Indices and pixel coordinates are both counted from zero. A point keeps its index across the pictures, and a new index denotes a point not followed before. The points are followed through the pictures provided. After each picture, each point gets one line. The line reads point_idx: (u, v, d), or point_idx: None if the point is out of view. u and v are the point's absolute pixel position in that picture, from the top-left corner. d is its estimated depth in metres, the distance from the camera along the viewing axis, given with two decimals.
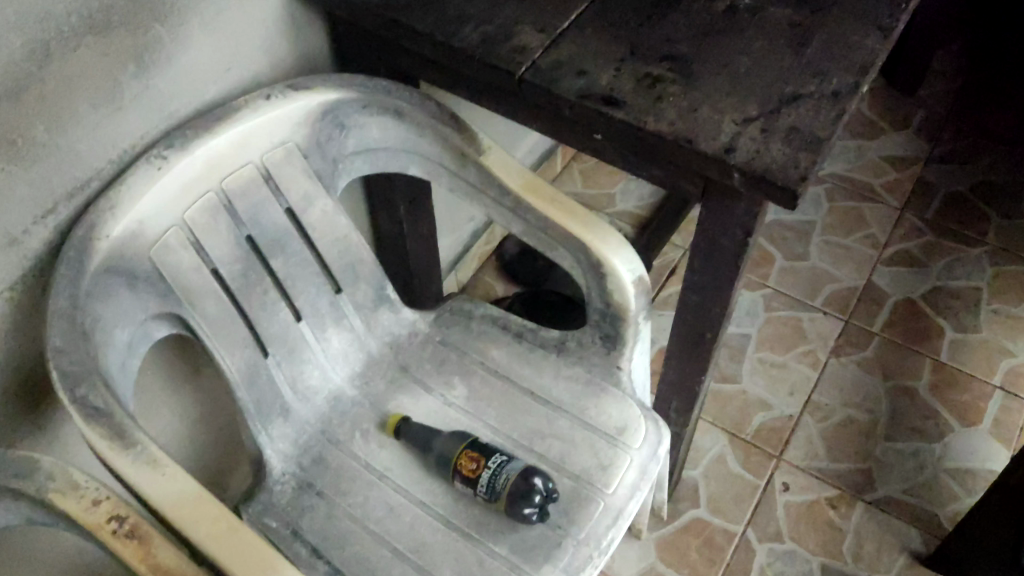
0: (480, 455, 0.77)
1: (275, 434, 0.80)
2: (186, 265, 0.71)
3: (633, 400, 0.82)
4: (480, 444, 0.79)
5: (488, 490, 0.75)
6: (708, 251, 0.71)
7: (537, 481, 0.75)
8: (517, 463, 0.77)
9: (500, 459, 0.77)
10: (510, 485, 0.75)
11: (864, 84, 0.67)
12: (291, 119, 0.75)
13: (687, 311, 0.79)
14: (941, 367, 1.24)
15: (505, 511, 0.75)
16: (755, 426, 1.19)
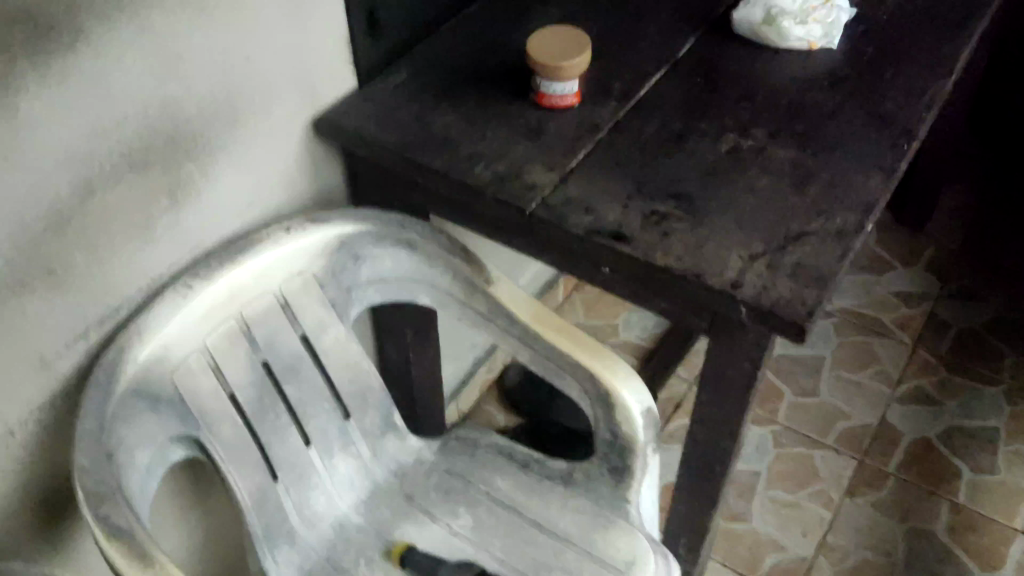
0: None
1: (281, 562, 0.79)
2: (205, 389, 0.73)
3: (641, 531, 0.80)
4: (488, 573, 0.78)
5: None
6: (716, 383, 0.72)
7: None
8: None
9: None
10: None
11: (867, 223, 0.70)
12: (309, 250, 0.78)
13: (696, 442, 0.79)
14: (960, 508, 1.22)
15: None
16: (767, 567, 1.16)
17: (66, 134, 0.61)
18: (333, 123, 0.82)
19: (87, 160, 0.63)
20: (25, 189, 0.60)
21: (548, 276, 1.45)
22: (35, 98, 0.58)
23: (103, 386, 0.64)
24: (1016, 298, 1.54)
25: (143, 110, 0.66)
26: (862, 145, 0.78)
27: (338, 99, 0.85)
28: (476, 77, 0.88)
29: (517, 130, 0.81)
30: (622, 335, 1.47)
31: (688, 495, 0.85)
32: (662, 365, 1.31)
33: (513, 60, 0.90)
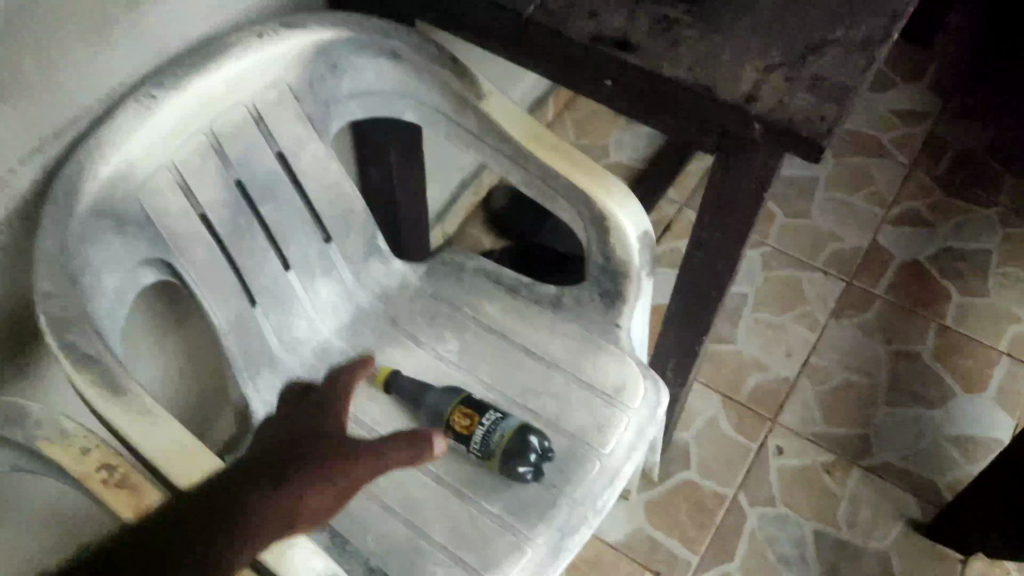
0: (475, 408, 0.75)
1: (262, 386, 0.77)
2: (175, 209, 0.68)
3: (632, 357, 0.79)
4: (474, 398, 0.77)
5: (481, 448, 0.73)
6: (719, 209, 0.68)
7: (534, 439, 0.73)
8: (517, 421, 0.75)
9: (499, 414, 0.75)
10: (510, 447, 0.73)
11: (895, 33, 0.63)
12: (284, 58, 0.70)
13: (692, 269, 0.76)
14: (947, 332, 1.23)
15: (498, 469, 0.74)
16: (750, 387, 1.18)
17: None
18: None
19: None
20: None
21: (537, 92, 1.38)
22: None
23: (62, 205, 0.59)
24: None
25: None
26: None
27: None
28: None
29: None
30: (612, 156, 1.42)
31: (680, 321, 0.83)
32: (653, 187, 1.27)
33: None
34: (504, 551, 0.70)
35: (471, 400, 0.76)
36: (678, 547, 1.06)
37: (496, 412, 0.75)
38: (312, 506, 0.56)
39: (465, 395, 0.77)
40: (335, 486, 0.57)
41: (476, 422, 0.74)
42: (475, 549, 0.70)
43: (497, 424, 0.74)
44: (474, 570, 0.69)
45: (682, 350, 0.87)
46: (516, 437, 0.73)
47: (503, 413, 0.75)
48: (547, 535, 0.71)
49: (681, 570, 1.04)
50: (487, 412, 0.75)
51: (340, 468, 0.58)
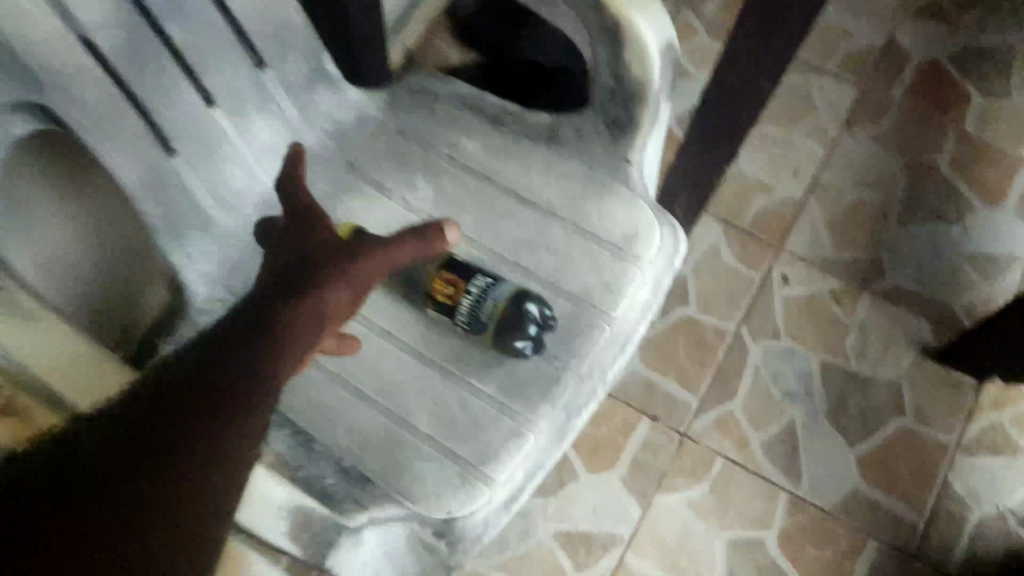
0: (458, 274, 0.61)
1: (194, 255, 0.63)
2: (46, 34, 0.49)
3: (644, 199, 0.65)
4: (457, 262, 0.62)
5: (471, 320, 0.60)
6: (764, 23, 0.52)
7: (533, 309, 0.60)
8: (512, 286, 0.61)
9: (488, 280, 0.61)
10: (501, 322, 0.60)
11: None
12: None
13: (717, 88, 0.62)
14: (966, 141, 1.11)
15: (491, 344, 0.61)
16: (753, 212, 1.07)
17: None
18: None
19: None
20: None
21: None
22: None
23: None
24: None
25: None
26: None
27: None
28: None
29: None
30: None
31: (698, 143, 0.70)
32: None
33: None
34: (501, 439, 0.58)
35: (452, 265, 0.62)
36: (677, 389, 0.98)
37: (484, 278, 0.61)
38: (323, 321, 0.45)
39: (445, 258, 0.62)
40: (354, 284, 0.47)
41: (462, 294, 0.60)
42: (468, 439, 0.58)
43: (486, 296, 0.60)
44: (470, 465, 0.57)
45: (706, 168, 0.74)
46: (509, 308, 0.60)
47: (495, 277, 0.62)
48: (551, 417, 0.59)
49: (682, 413, 0.97)
50: (473, 281, 0.61)
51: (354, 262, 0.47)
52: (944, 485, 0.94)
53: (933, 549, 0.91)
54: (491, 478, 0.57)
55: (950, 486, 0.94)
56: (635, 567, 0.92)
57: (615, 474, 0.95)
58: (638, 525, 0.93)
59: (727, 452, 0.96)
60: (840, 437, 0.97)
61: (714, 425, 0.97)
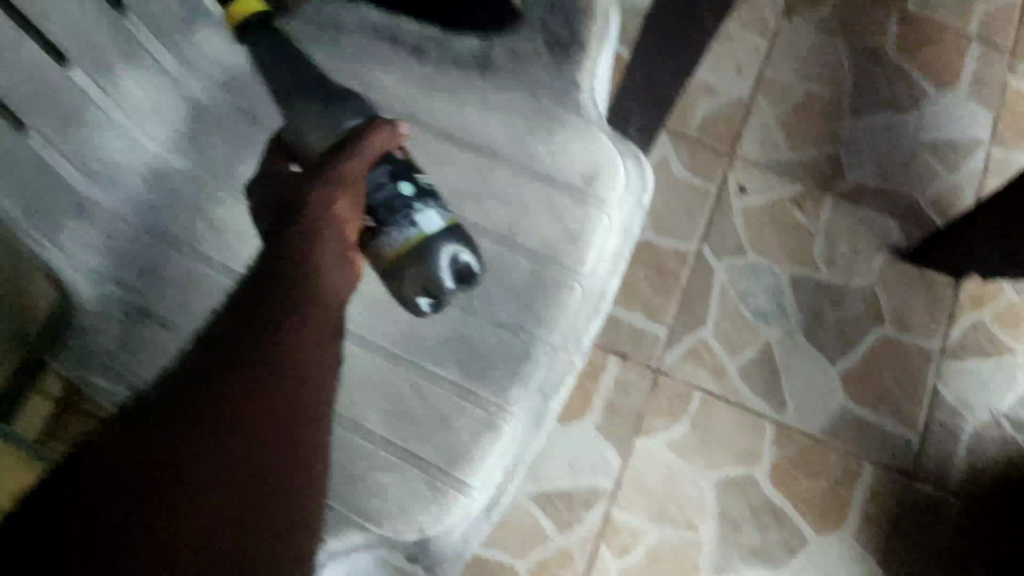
0: (390, 178, 0.47)
1: (71, 246, 0.52)
2: None
3: (598, 126, 0.55)
4: (402, 168, 0.48)
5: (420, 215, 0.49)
6: None
7: (443, 258, 0.47)
8: (446, 223, 0.47)
9: (423, 202, 0.47)
10: (396, 268, 0.47)
11: None
12: None
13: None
14: (912, 18, 1.02)
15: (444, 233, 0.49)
16: (699, 119, 0.98)
17: None
18: None
19: None
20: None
21: None
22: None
23: None
24: None
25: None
26: None
27: None
28: None
29: None
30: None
31: None
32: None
33: None
34: (470, 436, 0.50)
35: (392, 168, 0.47)
36: (642, 321, 0.91)
37: (418, 197, 0.47)
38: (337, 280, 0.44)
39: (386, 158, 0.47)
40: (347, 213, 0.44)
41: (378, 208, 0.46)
42: (433, 438, 0.50)
43: (408, 221, 0.46)
44: (437, 470, 0.49)
45: None
46: (420, 250, 0.46)
47: (435, 202, 0.48)
48: (527, 401, 0.51)
49: (649, 347, 0.90)
50: (406, 193, 0.46)
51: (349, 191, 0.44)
52: (933, 394, 0.88)
53: (932, 468, 0.86)
54: (465, 484, 0.49)
55: (941, 396, 0.88)
56: (621, 521, 0.85)
57: (587, 421, 0.88)
58: (618, 474, 0.86)
59: (703, 383, 0.89)
60: (819, 354, 0.90)
61: (685, 357, 0.89)
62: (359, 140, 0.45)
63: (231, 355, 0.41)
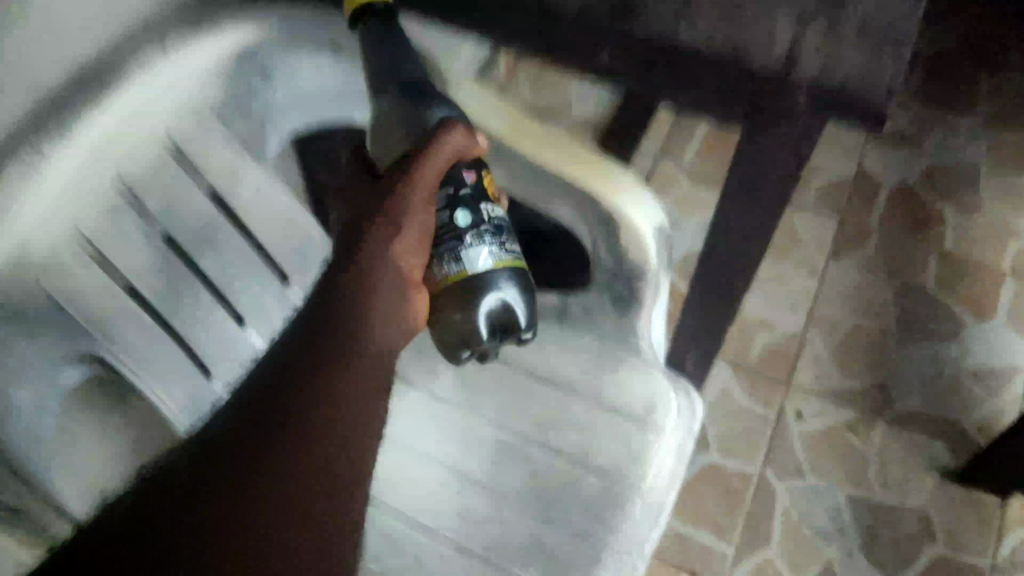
0: (448, 212, 0.52)
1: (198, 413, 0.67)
2: (89, 285, 0.57)
3: (658, 367, 0.67)
4: (464, 195, 0.52)
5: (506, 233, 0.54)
6: (750, 185, 0.59)
7: (488, 298, 0.54)
8: (496, 262, 0.52)
9: (473, 238, 0.52)
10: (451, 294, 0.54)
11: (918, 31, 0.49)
12: (193, 79, 0.57)
13: (720, 230, 0.65)
14: (949, 258, 1.14)
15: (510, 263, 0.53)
16: (758, 351, 1.10)
17: None
18: None
19: None
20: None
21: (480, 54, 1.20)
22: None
23: None
24: None
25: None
26: None
27: None
28: None
29: None
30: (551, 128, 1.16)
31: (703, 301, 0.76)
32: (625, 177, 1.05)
33: None
34: None
35: (455, 193, 0.52)
36: (708, 538, 0.99)
37: (470, 231, 0.52)
38: (388, 307, 0.50)
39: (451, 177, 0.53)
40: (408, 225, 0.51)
41: (442, 237, 0.52)
42: None
43: (455, 259, 0.52)
44: None
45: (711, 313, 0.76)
46: (469, 282, 0.53)
47: (489, 236, 0.52)
48: None
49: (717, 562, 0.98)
50: (457, 226, 0.52)
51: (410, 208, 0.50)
52: None
53: None
54: None
55: None
56: None
57: None
58: None
59: None
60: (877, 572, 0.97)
61: None
62: (423, 151, 0.50)
63: (289, 366, 0.48)
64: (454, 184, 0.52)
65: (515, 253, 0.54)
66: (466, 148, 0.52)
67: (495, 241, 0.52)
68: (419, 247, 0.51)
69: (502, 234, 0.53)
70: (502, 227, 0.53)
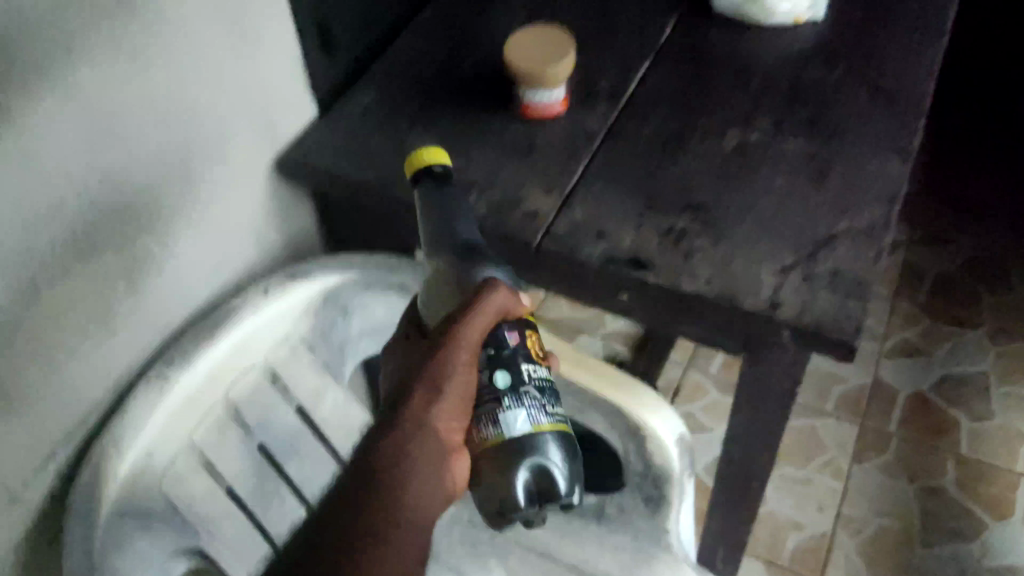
0: (489, 373, 0.54)
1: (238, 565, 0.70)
2: (200, 490, 0.67)
3: (686, 561, 0.75)
4: (505, 357, 0.54)
5: (550, 398, 0.54)
6: (757, 393, 0.69)
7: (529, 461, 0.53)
8: (535, 425, 0.53)
9: (513, 400, 0.53)
10: (490, 462, 0.54)
11: (881, 258, 0.63)
12: (292, 314, 0.72)
13: (738, 436, 0.76)
14: (964, 462, 1.19)
15: (556, 428, 0.54)
16: (790, 550, 1.13)
17: None
18: (297, 165, 0.77)
19: (45, 233, 0.56)
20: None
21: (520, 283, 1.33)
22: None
23: (85, 517, 0.59)
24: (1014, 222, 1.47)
25: (90, 179, 0.58)
26: (873, 127, 0.73)
27: (282, 150, 0.79)
28: (451, 92, 0.83)
29: (503, 149, 0.75)
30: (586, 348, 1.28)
31: (724, 504, 0.85)
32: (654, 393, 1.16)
33: (484, 69, 0.85)
34: None
35: (494, 353, 0.54)
36: None
37: (507, 393, 0.53)
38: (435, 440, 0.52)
39: (493, 341, 0.55)
40: (449, 385, 0.53)
41: (483, 399, 0.54)
42: None
43: (495, 422, 0.53)
44: None
45: (734, 513, 0.85)
46: (509, 445, 0.53)
47: (529, 398, 0.53)
48: None
49: None
50: (496, 387, 0.53)
51: (450, 365, 0.53)
52: None
53: None
54: None
55: None
56: None
57: None
58: None
59: None
60: None
61: None
62: (468, 304, 0.54)
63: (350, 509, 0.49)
64: (495, 345, 0.55)
65: (559, 419, 0.54)
66: (502, 307, 0.54)
67: (536, 404, 0.53)
68: (460, 405, 0.53)
69: (544, 398, 0.54)
70: (544, 389, 0.54)
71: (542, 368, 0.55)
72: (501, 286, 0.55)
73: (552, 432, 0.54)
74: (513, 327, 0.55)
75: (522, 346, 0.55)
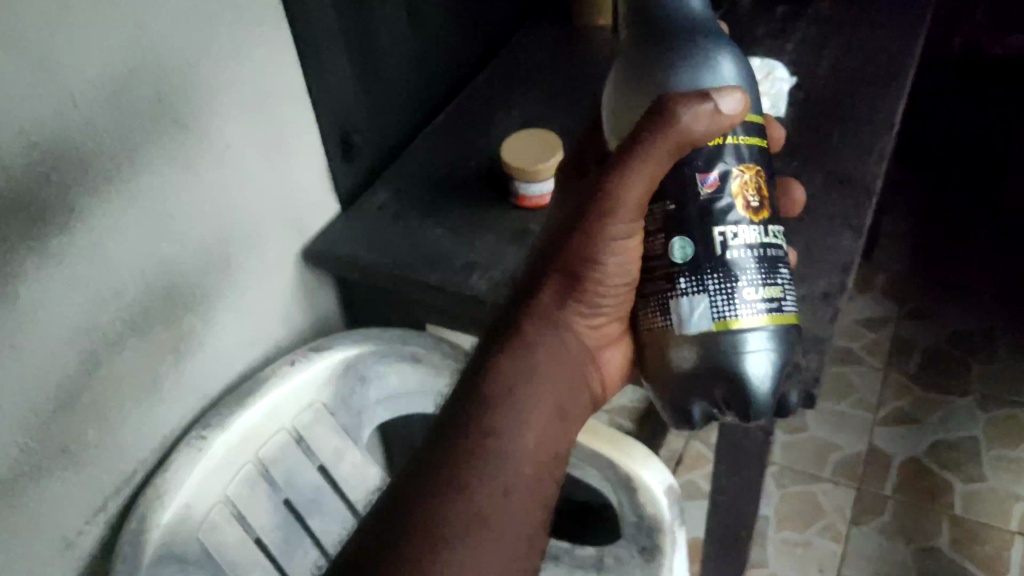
0: (665, 239, 0.51)
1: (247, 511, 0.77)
2: (231, 540, 0.75)
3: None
4: (687, 220, 0.50)
5: (758, 279, 0.51)
6: (732, 445, 0.77)
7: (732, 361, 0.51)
8: (719, 315, 0.50)
9: (691, 280, 0.50)
10: (659, 358, 0.53)
11: (836, 316, 0.71)
12: (316, 381, 0.81)
13: (723, 485, 0.82)
14: (959, 522, 1.23)
15: (765, 318, 0.51)
16: None
17: (63, 322, 0.61)
18: (324, 251, 0.87)
19: (110, 304, 0.65)
20: (29, 376, 0.59)
21: None
22: (42, 261, 0.58)
23: (131, 560, 0.67)
24: (999, 300, 1.54)
25: (150, 266, 0.67)
26: (830, 208, 0.82)
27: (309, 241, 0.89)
28: (458, 190, 0.94)
29: (501, 236, 0.86)
30: None
31: (718, 547, 0.91)
32: None
33: (488, 171, 0.96)
34: None
35: (675, 210, 0.51)
36: None
37: (688, 271, 0.51)
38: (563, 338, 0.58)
39: (674, 196, 0.51)
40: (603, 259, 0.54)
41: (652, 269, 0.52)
42: None
43: (671, 309, 0.52)
44: None
45: (724, 554, 0.92)
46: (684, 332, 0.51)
47: (713, 282, 0.50)
48: None
49: None
50: (675, 262, 0.51)
51: (597, 249, 0.53)
52: None
53: None
54: None
55: None
56: None
57: None
58: None
59: None
60: None
61: None
62: (634, 148, 0.49)
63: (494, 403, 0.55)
64: (682, 201, 0.51)
65: (767, 306, 0.51)
66: (687, 137, 0.47)
67: (724, 289, 0.50)
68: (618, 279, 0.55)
69: (739, 274, 0.50)
70: (745, 266, 0.50)
71: (753, 230, 0.51)
72: (691, 108, 0.47)
73: (753, 324, 0.51)
74: (717, 167, 0.50)
75: (725, 197, 0.50)
